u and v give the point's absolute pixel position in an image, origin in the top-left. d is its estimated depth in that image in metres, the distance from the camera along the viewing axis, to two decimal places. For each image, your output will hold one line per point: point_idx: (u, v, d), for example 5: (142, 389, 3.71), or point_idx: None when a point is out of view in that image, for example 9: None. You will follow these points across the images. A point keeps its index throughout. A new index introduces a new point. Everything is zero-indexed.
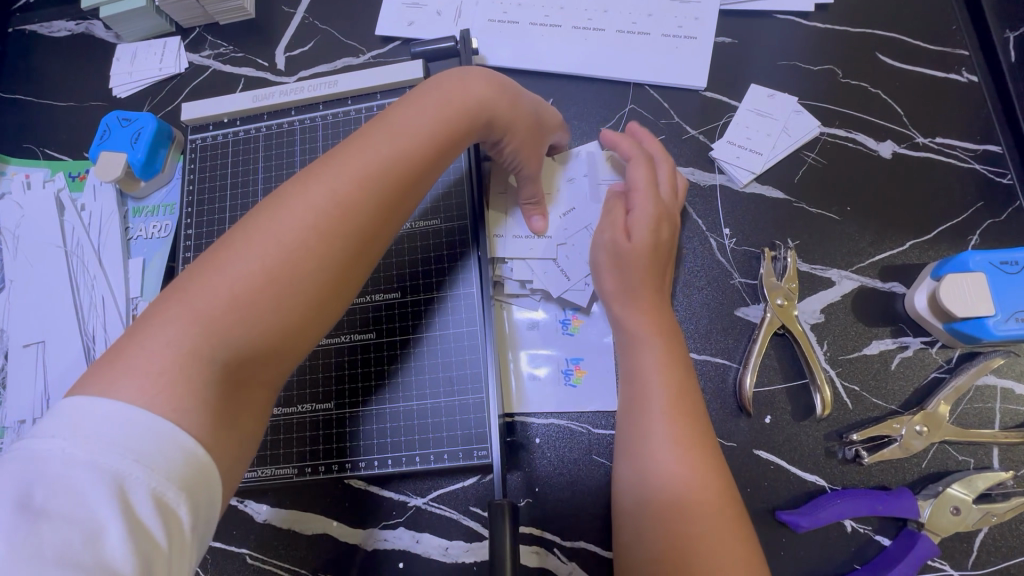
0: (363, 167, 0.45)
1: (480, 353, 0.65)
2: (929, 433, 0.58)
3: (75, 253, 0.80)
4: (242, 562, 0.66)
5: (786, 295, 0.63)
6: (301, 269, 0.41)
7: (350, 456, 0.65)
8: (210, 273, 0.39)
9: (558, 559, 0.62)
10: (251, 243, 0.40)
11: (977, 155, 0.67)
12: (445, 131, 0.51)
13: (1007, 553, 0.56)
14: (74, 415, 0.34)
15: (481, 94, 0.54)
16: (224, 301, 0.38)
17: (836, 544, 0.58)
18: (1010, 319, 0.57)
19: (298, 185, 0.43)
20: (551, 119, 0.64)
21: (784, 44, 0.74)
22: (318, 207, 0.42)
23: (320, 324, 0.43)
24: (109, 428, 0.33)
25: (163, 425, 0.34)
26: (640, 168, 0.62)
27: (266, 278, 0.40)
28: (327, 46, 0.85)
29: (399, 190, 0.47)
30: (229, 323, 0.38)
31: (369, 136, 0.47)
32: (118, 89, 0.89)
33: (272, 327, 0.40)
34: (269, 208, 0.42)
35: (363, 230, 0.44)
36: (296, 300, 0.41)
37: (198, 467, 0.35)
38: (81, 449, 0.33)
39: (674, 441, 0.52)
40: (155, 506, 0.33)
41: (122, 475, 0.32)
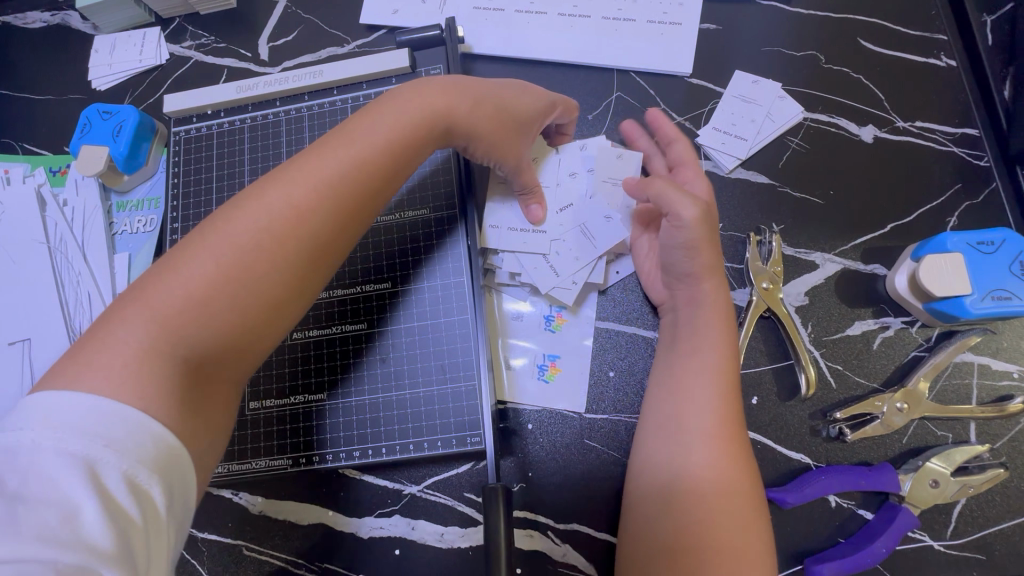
0: (317, 174, 0.47)
1: (474, 340, 0.65)
2: (909, 410, 0.59)
3: (58, 250, 0.79)
4: (239, 553, 0.67)
5: (771, 278, 0.64)
6: (253, 271, 0.43)
7: (317, 449, 0.65)
8: (166, 275, 0.41)
9: (552, 542, 0.63)
10: (206, 246, 0.43)
11: (955, 139, 0.68)
12: (405, 136, 0.52)
13: (983, 523, 0.58)
14: (41, 409, 0.34)
15: (442, 97, 0.55)
16: (179, 301, 0.40)
17: (820, 518, 0.60)
18: (986, 297, 0.58)
19: (255, 193, 0.46)
20: (525, 105, 0.61)
21: (767, 30, 0.74)
22: (271, 212, 0.45)
23: (276, 326, 0.45)
24: (77, 418, 0.34)
25: (133, 412, 0.35)
26: (688, 147, 0.68)
27: (219, 280, 0.42)
28: (311, 36, 0.84)
29: (357, 198, 0.49)
30: (185, 324, 0.40)
31: (328, 144, 0.49)
32: (98, 82, 0.87)
33: (226, 326, 0.42)
34: (227, 213, 0.45)
35: (319, 234, 0.46)
36: (248, 301, 0.43)
37: (169, 451, 0.36)
38: (48, 437, 0.33)
39: (712, 432, 0.54)
40: (128, 487, 0.34)
41: (93, 460, 0.33)
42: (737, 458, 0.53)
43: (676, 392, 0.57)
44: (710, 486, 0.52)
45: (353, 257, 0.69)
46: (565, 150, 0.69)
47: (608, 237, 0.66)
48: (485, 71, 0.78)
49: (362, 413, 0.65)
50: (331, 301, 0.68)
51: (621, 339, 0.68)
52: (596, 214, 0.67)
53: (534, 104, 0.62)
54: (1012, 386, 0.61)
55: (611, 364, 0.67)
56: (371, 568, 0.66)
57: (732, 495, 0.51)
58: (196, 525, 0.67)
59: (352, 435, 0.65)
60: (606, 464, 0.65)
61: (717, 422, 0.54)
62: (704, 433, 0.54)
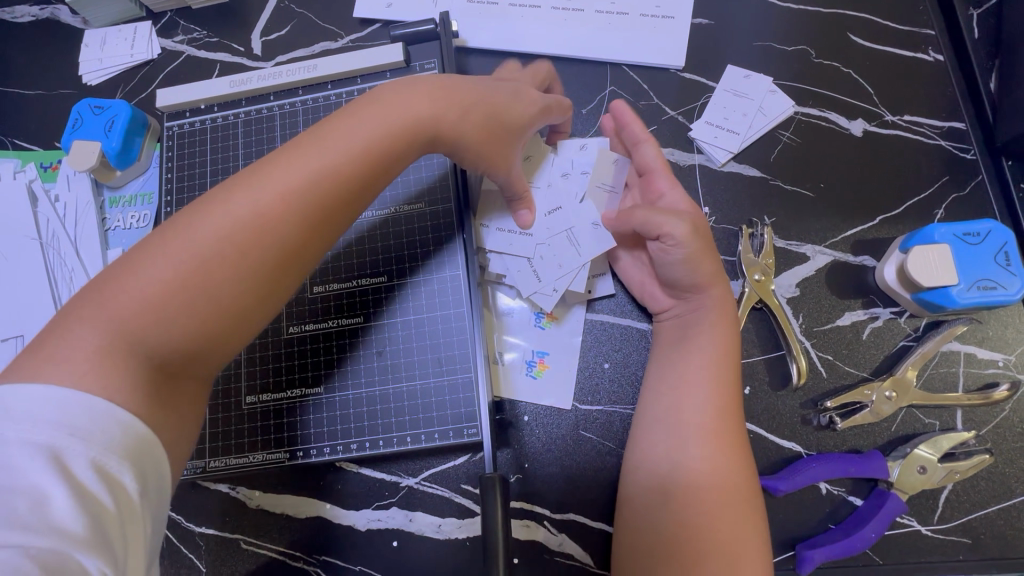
0: (289, 179, 0.46)
1: (468, 333, 0.65)
2: (897, 398, 0.61)
3: (50, 245, 0.78)
4: (237, 547, 0.67)
5: (763, 270, 0.65)
6: (217, 276, 0.42)
7: (299, 445, 0.66)
8: (125, 275, 0.40)
9: (548, 532, 0.64)
10: (167, 250, 0.42)
11: (943, 132, 0.70)
12: (382, 142, 0.51)
13: (969, 508, 0.59)
14: (2, 403, 0.35)
15: (428, 105, 0.54)
16: (136, 306, 0.40)
17: (811, 505, 0.61)
18: (972, 287, 0.59)
19: (223, 194, 0.45)
20: (520, 112, 0.62)
21: (759, 25, 0.75)
22: (239, 217, 0.44)
23: (245, 331, 0.45)
24: (42, 411, 0.35)
25: (100, 401, 0.36)
26: (656, 150, 0.67)
27: (176, 286, 0.41)
28: (305, 30, 0.84)
29: (328, 206, 0.47)
30: (145, 326, 0.40)
31: (302, 148, 0.48)
32: (88, 76, 0.86)
33: (189, 330, 0.41)
34: (191, 215, 0.44)
35: (284, 243, 0.45)
36: (212, 307, 0.42)
37: (139, 439, 0.37)
38: (12, 428, 0.34)
39: (714, 430, 0.56)
40: (97, 474, 0.35)
41: (60, 449, 0.34)
42: (736, 459, 0.55)
43: (675, 392, 0.59)
44: (707, 485, 0.54)
45: (349, 251, 0.69)
46: (564, 147, 0.68)
47: (594, 243, 0.64)
48: (479, 65, 0.78)
49: (349, 408, 0.66)
50: (326, 296, 0.68)
51: (615, 331, 0.68)
52: (583, 220, 0.65)
53: (526, 113, 0.62)
54: (997, 374, 0.62)
55: (605, 356, 0.68)
56: (369, 559, 0.66)
57: (729, 494, 0.53)
58: (193, 519, 0.67)
59: (337, 430, 0.65)
60: (601, 454, 0.65)
61: (713, 421, 0.56)
62: (703, 435, 0.56)
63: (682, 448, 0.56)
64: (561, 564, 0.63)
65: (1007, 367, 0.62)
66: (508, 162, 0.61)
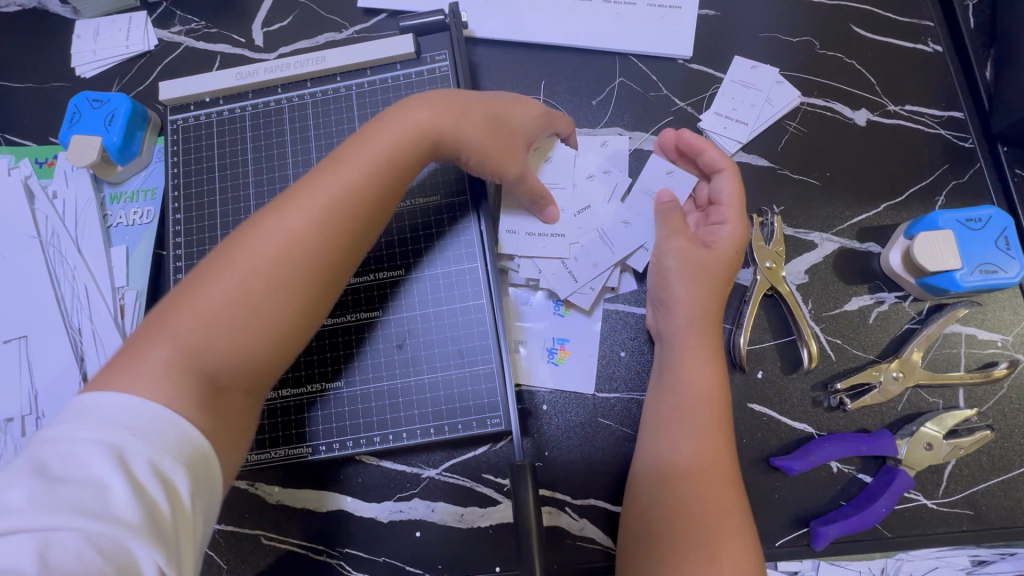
0: (310, 201, 0.47)
1: (489, 324, 0.66)
2: (904, 378, 0.63)
3: (51, 244, 0.76)
4: (258, 543, 0.67)
5: (773, 258, 0.67)
6: (258, 297, 0.44)
7: (322, 440, 0.66)
8: (177, 309, 0.43)
9: (570, 517, 0.65)
10: (211, 279, 0.44)
11: (942, 121, 0.72)
12: (394, 153, 0.53)
13: (971, 481, 0.62)
14: (80, 405, 0.37)
15: (430, 112, 0.56)
16: (190, 332, 0.42)
17: (823, 483, 0.63)
18: (974, 271, 0.62)
19: (251, 224, 0.47)
20: (522, 116, 0.63)
21: (763, 16, 0.76)
22: (270, 240, 0.46)
23: (291, 344, 0.46)
24: (109, 412, 0.37)
25: (160, 407, 0.38)
26: (733, 181, 0.65)
27: (225, 309, 0.43)
28: (308, 21, 0.83)
29: (351, 216, 0.49)
30: (208, 344, 0.42)
31: (320, 169, 0.50)
32: (82, 69, 0.84)
33: (242, 349, 0.43)
34: (228, 245, 0.46)
35: (318, 257, 0.47)
36: (264, 320, 0.44)
37: (192, 443, 0.38)
38: (84, 427, 0.36)
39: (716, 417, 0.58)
40: (154, 473, 0.36)
41: (122, 448, 0.36)
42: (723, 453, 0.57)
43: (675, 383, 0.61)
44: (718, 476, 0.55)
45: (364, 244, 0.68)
46: (585, 144, 0.69)
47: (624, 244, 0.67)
48: (487, 57, 0.78)
49: (369, 401, 0.66)
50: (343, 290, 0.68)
51: (631, 320, 0.69)
52: (615, 220, 0.67)
53: (527, 117, 0.63)
54: (996, 353, 0.65)
55: (621, 344, 0.69)
56: (394, 550, 0.67)
57: (717, 486, 0.55)
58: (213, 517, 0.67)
59: (358, 424, 0.66)
60: (619, 440, 0.67)
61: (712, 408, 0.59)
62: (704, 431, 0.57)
63: (689, 428, 0.58)
64: (584, 549, 0.65)
65: (1005, 347, 0.65)
66: (514, 160, 0.61)
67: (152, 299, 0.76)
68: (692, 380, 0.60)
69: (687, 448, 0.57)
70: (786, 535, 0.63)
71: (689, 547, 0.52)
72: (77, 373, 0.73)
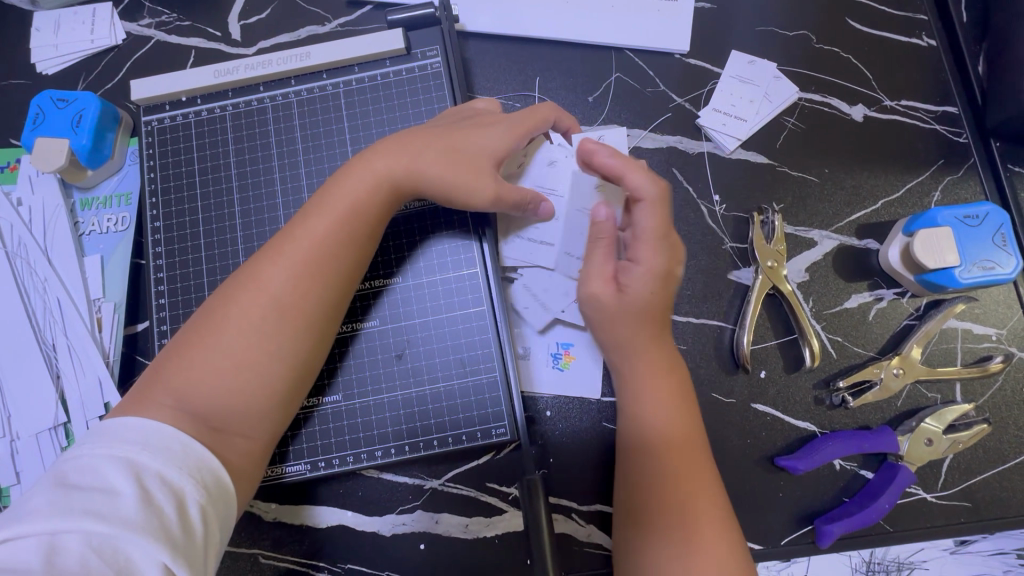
0: (276, 278, 0.54)
1: (492, 332, 0.64)
2: (904, 374, 0.64)
3: (18, 255, 0.72)
4: (255, 562, 0.66)
5: (775, 257, 0.67)
6: (241, 349, 0.53)
7: (323, 455, 0.64)
8: (168, 377, 0.51)
9: (576, 524, 0.65)
10: (202, 336, 0.53)
11: (937, 116, 0.72)
12: (350, 205, 0.57)
13: (968, 474, 0.64)
14: (101, 430, 0.47)
15: (387, 159, 0.59)
16: (185, 384, 0.51)
17: (827, 481, 0.64)
18: (972, 268, 0.63)
19: (228, 299, 0.54)
20: (489, 138, 0.61)
21: (759, 10, 0.75)
22: (248, 298, 0.54)
23: (273, 387, 0.54)
24: (127, 432, 0.46)
25: (169, 429, 0.47)
26: (652, 213, 0.57)
27: (215, 362, 0.52)
28: (289, 13, 0.79)
29: (313, 270, 0.56)
30: (199, 410, 0.50)
31: (289, 230, 0.57)
32: (43, 65, 0.79)
33: (230, 395, 0.52)
34: (215, 307, 0.54)
35: (288, 310, 0.54)
36: (247, 387, 0.52)
37: (196, 458, 0.47)
38: (102, 446, 0.45)
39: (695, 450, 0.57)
40: (161, 481, 0.44)
41: (136, 461, 0.44)
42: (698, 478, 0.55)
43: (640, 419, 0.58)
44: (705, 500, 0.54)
45: None
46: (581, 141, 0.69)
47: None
48: (479, 52, 0.75)
49: (369, 414, 0.64)
50: None
51: None
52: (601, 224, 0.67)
53: (501, 137, 0.62)
54: (991, 348, 0.66)
55: None
56: (398, 564, 0.66)
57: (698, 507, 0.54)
58: None
59: (358, 438, 0.64)
60: None
61: (685, 417, 0.58)
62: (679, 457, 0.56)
63: (690, 429, 0.57)
64: (592, 555, 0.64)
65: (1000, 341, 0.66)
66: (484, 180, 0.60)
67: (131, 312, 0.72)
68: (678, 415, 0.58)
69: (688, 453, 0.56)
70: (791, 533, 0.63)
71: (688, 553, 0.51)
72: (53, 392, 0.69)
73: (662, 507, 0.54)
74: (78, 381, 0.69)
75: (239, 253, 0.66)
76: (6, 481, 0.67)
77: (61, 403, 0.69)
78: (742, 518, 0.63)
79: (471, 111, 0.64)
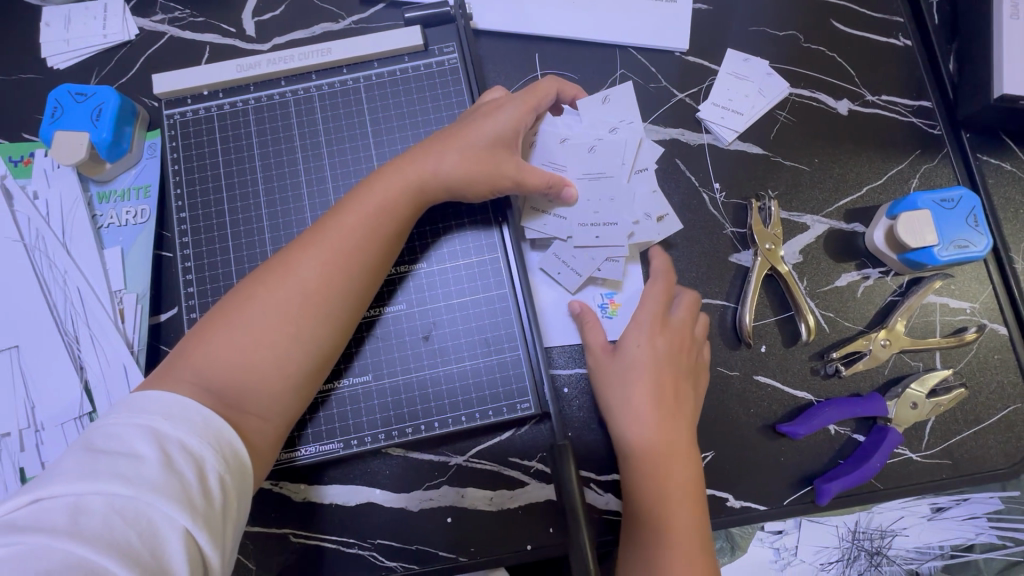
0: (306, 266, 0.58)
1: (514, 312, 0.68)
2: (891, 345, 0.70)
3: (37, 247, 0.73)
4: (287, 541, 0.68)
5: (773, 240, 0.72)
6: (266, 332, 0.55)
7: (355, 433, 0.66)
8: (191, 354, 0.54)
9: (595, 493, 0.69)
10: (230, 319, 0.55)
11: (914, 110, 0.78)
12: (378, 203, 0.61)
13: (949, 435, 0.70)
14: (126, 401, 0.49)
15: (413, 159, 0.64)
16: (212, 363, 0.53)
17: (823, 445, 0.69)
18: (949, 247, 0.69)
19: (257, 283, 0.58)
20: (492, 124, 0.65)
21: (752, 11, 0.80)
22: (277, 284, 0.57)
23: (291, 371, 0.56)
24: (148, 404, 0.48)
25: (187, 402, 0.49)
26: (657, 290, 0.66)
27: (241, 342, 0.55)
28: (303, 10, 0.81)
29: (338, 261, 0.59)
30: (218, 387, 0.52)
31: (323, 223, 0.61)
32: (54, 59, 0.79)
33: (252, 375, 0.54)
34: (244, 292, 0.57)
35: (313, 298, 0.57)
36: (263, 366, 0.55)
37: (216, 429, 0.49)
38: (127, 415, 0.47)
39: (678, 445, 0.62)
40: (183, 449, 0.46)
41: (159, 430, 0.47)
42: (685, 475, 0.61)
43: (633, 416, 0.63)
44: (682, 502, 0.60)
45: None
46: (586, 106, 0.71)
47: (649, 197, 0.70)
48: (490, 49, 0.79)
49: (398, 394, 0.67)
50: None
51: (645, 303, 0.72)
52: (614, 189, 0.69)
53: (508, 118, 0.65)
54: (966, 320, 0.73)
55: None
56: (425, 538, 0.69)
57: (681, 502, 0.60)
58: None
59: (389, 416, 0.66)
60: None
61: (680, 408, 0.63)
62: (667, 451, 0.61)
63: (680, 419, 0.63)
64: (610, 522, 0.68)
65: (973, 314, 0.73)
66: (509, 163, 0.64)
67: (154, 302, 0.73)
68: (664, 397, 0.63)
69: (678, 447, 0.62)
70: (793, 494, 0.68)
71: (666, 548, 0.58)
72: (77, 382, 0.70)
73: (653, 492, 0.60)
74: (102, 370, 0.70)
75: (266, 243, 0.68)
76: (31, 471, 0.68)
77: (86, 393, 0.70)
78: (746, 482, 0.68)
79: (474, 105, 0.68)
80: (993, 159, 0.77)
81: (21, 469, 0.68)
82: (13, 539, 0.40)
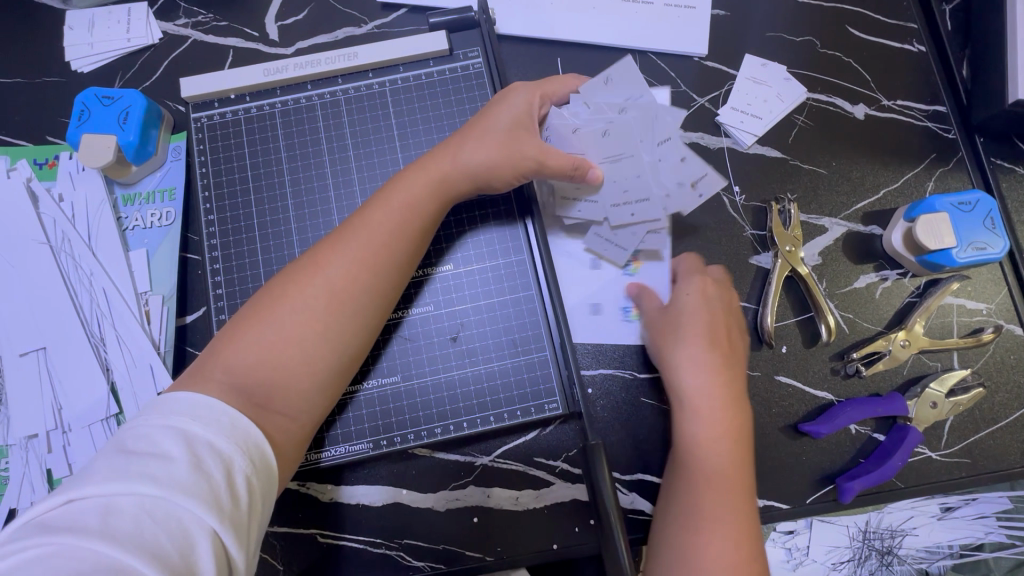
0: (336, 264, 0.58)
1: (540, 313, 0.69)
2: (910, 345, 0.71)
3: (63, 250, 0.73)
4: (314, 540, 0.68)
5: (793, 242, 0.73)
6: (296, 329, 0.56)
7: (385, 434, 0.67)
8: (222, 352, 0.54)
9: (620, 492, 0.69)
10: (260, 317, 0.56)
11: (929, 115, 0.80)
12: (404, 198, 0.62)
13: (967, 433, 0.71)
14: (155, 402, 0.49)
15: (437, 154, 0.65)
16: (242, 360, 0.54)
17: (844, 445, 0.70)
18: (967, 249, 0.70)
19: (288, 281, 0.58)
20: (510, 112, 0.66)
21: (769, 17, 0.82)
22: (307, 281, 0.57)
23: (320, 369, 0.57)
24: (178, 405, 0.48)
25: (217, 402, 0.49)
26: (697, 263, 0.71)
27: (271, 340, 0.55)
28: (326, 14, 0.81)
29: (366, 257, 0.59)
30: (249, 387, 0.53)
31: (353, 221, 0.61)
32: (78, 63, 0.79)
33: (282, 375, 0.55)
34: (275, 290, 0.58)
35: (341, 293, 0.58)
36: (293, 363, 0.55)
37: (243, 431, 0.49)
38: (157, 416, 0.48)
39: (709, 441, 0.61)
40: (211, 450, 0.47)
41: (187, 431, 0.47)
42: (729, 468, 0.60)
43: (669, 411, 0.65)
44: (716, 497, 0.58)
45: None
46: (588, 90, 0.67)
47: (678, 165, 0.66)
48: (512, 54, 0.80)
49: (425, 394, 0.67)
50: None
51: None
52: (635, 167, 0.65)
53: (524, 107, 0.66)
54: (983, 321, 0.74)
55: None
56: (452, 538, 0.69)
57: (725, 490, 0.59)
58: None
59: (418, 416, 0.67)
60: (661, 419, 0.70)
61: (712, 401, 0.63)
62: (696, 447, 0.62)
63: (711, 412, 0.62)
64: (635, 521, 0.69)
65: (989, 314, 0.74)
66: (530, 144, 0.64)
67: (180, 303, 0.73)
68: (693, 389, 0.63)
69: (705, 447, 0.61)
70: (815, 492, 0.69)
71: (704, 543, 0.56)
72: (104, 382, 0.70)
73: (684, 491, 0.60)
74: (129, 371, 0.70)
75: (294, 245, 0.68)
76: (58, 472, 0.68)
77: (113, 394, 0.70)
78: (769, 481, 0.69)
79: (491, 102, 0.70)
80: (1006, 163, 0.78)
81: (49, 471, 0.68)
82: (46, 538, 0.40)
